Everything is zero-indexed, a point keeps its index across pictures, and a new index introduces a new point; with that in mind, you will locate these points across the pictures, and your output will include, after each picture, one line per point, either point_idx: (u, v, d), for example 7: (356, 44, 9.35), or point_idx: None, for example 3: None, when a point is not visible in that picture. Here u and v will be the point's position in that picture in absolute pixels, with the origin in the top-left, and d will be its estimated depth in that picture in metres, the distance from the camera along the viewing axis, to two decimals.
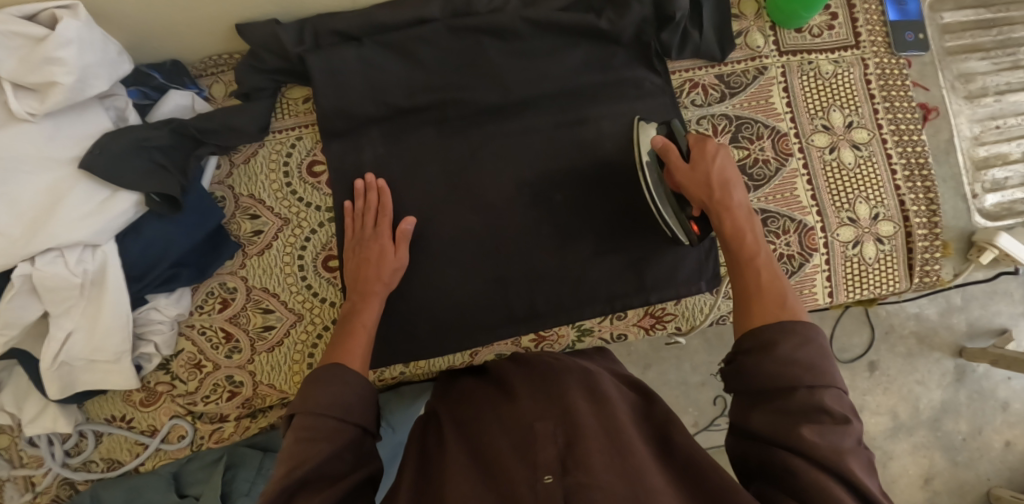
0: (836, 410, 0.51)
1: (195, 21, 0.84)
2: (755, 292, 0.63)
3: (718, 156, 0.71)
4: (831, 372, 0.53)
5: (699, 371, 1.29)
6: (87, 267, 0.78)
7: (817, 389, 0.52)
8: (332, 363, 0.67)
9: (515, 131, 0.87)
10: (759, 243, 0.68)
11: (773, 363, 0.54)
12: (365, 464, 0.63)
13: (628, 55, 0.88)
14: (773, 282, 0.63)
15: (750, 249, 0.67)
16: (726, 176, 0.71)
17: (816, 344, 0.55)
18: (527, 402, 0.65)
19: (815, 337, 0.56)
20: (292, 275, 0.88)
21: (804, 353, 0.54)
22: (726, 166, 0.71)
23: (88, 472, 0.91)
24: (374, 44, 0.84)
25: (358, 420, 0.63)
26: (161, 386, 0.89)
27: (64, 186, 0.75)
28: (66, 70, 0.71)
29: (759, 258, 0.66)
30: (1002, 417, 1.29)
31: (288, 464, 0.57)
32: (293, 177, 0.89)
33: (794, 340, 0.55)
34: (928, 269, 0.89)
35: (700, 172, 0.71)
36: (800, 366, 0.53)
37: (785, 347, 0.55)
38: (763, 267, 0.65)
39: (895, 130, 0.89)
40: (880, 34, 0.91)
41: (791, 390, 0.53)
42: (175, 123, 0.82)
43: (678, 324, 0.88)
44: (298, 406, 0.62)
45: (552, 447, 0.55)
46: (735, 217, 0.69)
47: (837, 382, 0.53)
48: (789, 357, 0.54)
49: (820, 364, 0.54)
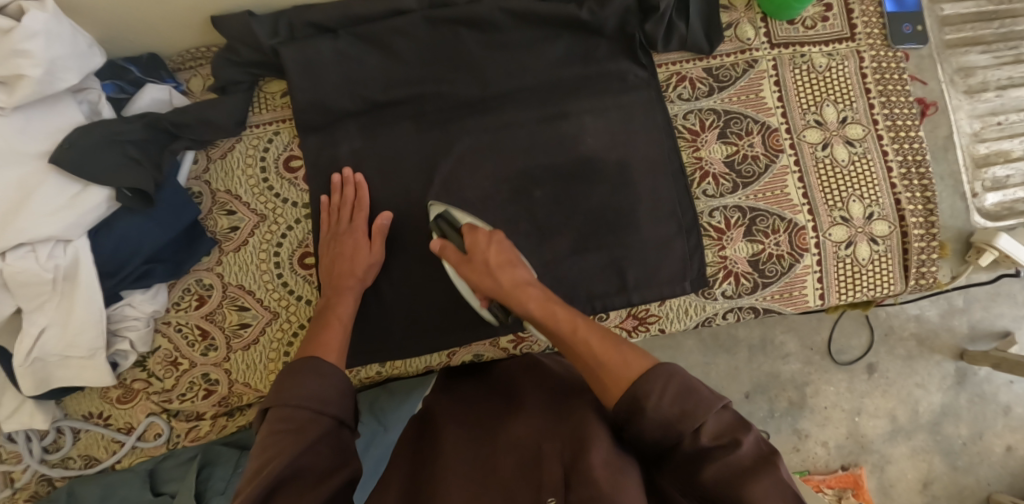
0: (721, 440, 0.49)
1: (169, 14, 0.82)
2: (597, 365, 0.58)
3: (490, 244, 0.74)
4: (702, 401, 0.51)
5: (694, 372, 1.26)
6: (58, 263, 0.76)
7: (697, 426, 0.50)
8: (308, 355, 0.66)
9: (495, 126, 0.85)
10: (570, 314, 0.66)
11: (649, 425, 0.51)
12: (349, 460, 0.60)
13: (611, 47, 0.85)
14: (600, 338, 0.61)
15: (569, 325, 0.65)
16: (502, 263, 0.72)
17: (677, 381, 0.52)
18: (535, 414, 0.62)
19: (674, 376, 0.53)
20: (267, 272, 0.86)
21: (673, 402, 0.51)
22: (501, 251, 0.74)
23: (66, 468, 0.89)
24: (349, 36, 0.83)
25: (336, 412, 0.61)
26: (137, 383, 0.87)
27: (35, 180, 0.74)
28: (33, 63, 0.70)
29: (582, 328, 0.63)
30: (1003, 422, 1.26)
31: (261, 457, 0.55)
32: (269, 172, 0.88)
33: (656, 393, 0.52)
34: (924, 271, 0.85)
35: (477, 266, 0.73)
36: (672, 417, 0.50)
37: (654, 402, 0.51)
38: (591, 337, 0.62)
39: (891, 126, 0.86)
40: (876, 26, 0.88)
41: (678, 437, 0.50)
42: (150, 117, 0.81)
43: (663, 326, 0.85)
44: (271, 399, 0.60)
45: (558, 466, 0.53)
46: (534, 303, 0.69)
47: (710, 406, 0.50)
48: (661, 411, 0.51)
49: (685, 397, 0.51)
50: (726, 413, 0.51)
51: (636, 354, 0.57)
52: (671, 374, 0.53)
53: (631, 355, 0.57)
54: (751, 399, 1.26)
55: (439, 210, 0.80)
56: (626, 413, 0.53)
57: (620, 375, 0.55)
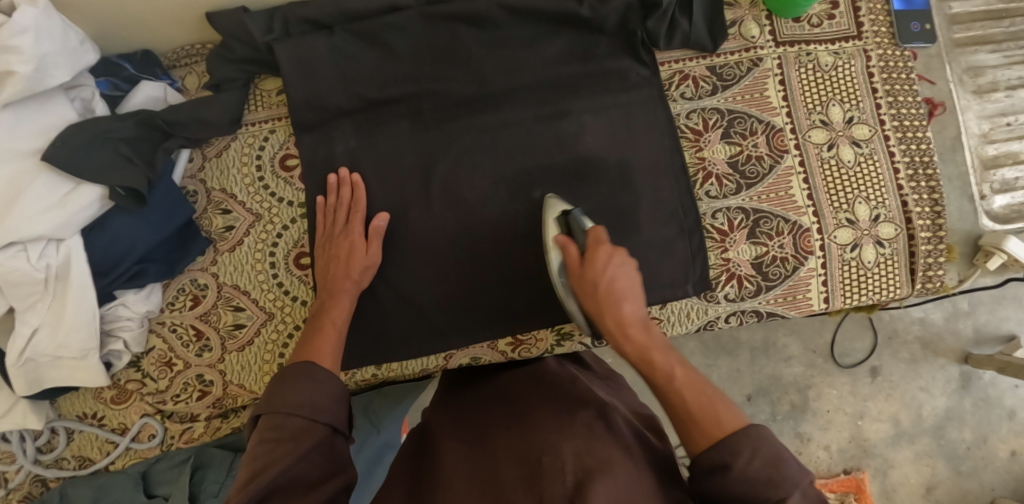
0: None
1: (162, 10, 0.81)
2: (688, 417, 0.55)
3: (611, 255, 0.65)
4: (795, 473, 0.49)
5: None
6: (50, 262, 0.75)
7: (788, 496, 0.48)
8: (301, 361, 0.64)
9: (493, 125, 0.83)
10: (674, 352, 0.60)
11: (731, 482, 0.50)
12: (342, 467, 0.59)
13: (612, 44, 0.84)
14: (700, 403, 0.55)
15: (667, 367, 0.58)
16: (621, 281, 0.63)
17: (771, 446, 0.50)
18: (540, 426, 0.60)
19: (770, 443, 0.51)
20: (263, 273, 0.85)
21: (763, 468, 0.49)
22: (621, 265, 0.65)
23: (60, 469, 0.89)
24: (345, 33, 0.81)
25: (329, 419, 0.60)
26: (131, 384, 0.86)
27: (25, 178, 0.73)
28: (22, 59, 0.69)
29: (681, 373, 0.58)
30: (1009, 427, 1.24)
31: (250, 467, 0.54)
32: (265, 171, 0.86)
33: (748, 455, 0.50)
34: (931, 274, 0.84)
35: (591, 279, 0.64)
36: (761, 483, 0.49)
37: (743, 464, 0.50)
38: (687, 387, 0.57)
39: (898, 126, 0.84)
40: (883, 24, 0.86)
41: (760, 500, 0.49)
42: (142, 114, 0.80)
43: (663, 329, 0.84)
44: (263, 406, 0.59)
45: (560, 485, 0.51)
46: (643, 333, 0.61)
47: (801, 479, 0.49)
48: (749, 473, 0.49)
49: (778, 465, 0.49)
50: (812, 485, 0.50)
51: (734, 413, 0.54)
52: (765, 438, 0.51)
53: (727, 413, 0.54)
54: (753, 402, 1.24)
55: (562, 209, 0.74)
56: (711, 466, 0.51)
57: (712, 435, 0.52)
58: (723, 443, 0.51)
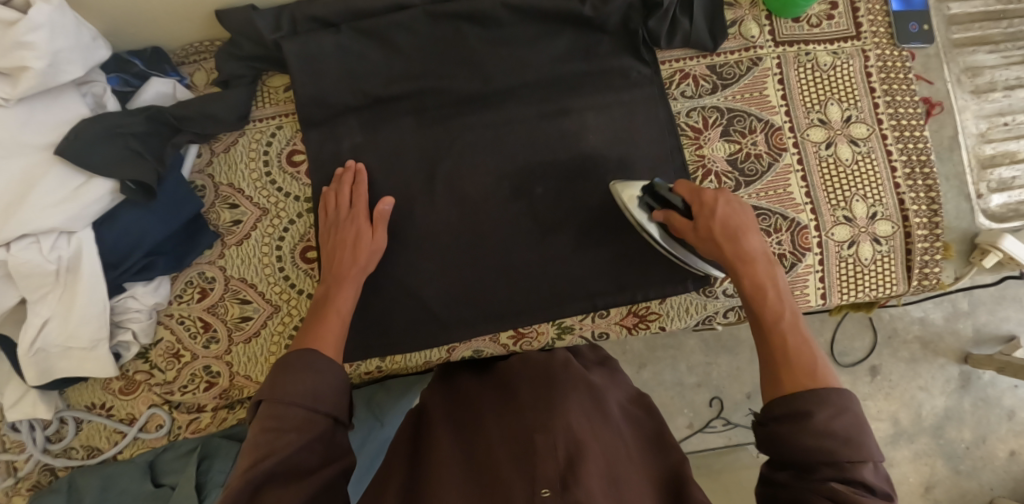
0: (874, 484, 0.50)
1: (172, 7, 0.83)
2: (789, 354, 0.59)
3: (720, 205, 0.69)
4: (869, 445, 0.52)
5: (695, 372, 1.26)
6: (61, 254, 0.77)
7: (858, 463, 0.50)
8: (303, 349, 0.65)
9: (496, 122, 0.85)
10: (786, 292, 0.64)
11: (808, 431, 0.52)
12: (337, 457, 0.61)
13: (613, 43, 0.85)
14: (800, 345, 0.59)
15: (777, 305, 0.63)
16: (734, 227, 0.68)
17: (854, 413, 0.53)
18: (533, 403, 0.65)
19: (855, 410, 0.53)
20: (269, 266, 0.87)
21: (844, 425, 0.52)
22: (737, 211, 0.69)
23: (69, 458, 0.90)
24: (352, 30, 0.83)
25: (328, 410, 0.61)
26: (139, 375, 0.88)
27: (37, 172, 0.75)
28: (36, 54, 0.70)
29: (788, 315, 0.62)
30: (1008, 426, 1.25)
31: (251, 456, 0.55)
32: (272, 166, 0.88)
33: (831, 411, 0.53)
34: (927, 272, 0.85)
35: (705, 230, 0.69)
36: (839, 440, 0.51)
37: (825, 417, 0.52)
38: (792, 330, 0.61)
39: (895, 126, 0.85)
40: (882, 25, 0.87)
41: (831, 461, 0.51)
42: (152, 109, 0.81)
43: (663, 324, 0.85)
44: (264, 393, 0.59)
45: (553, 461, 0.54)
46: (758, 271, 0.65)
47: (875, 454, 0.51)
48: (827, 428, 0.52)
49: (856, 433, 0.52)
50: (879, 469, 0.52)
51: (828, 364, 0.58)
52: (851, 404, 0.54)
53: (824, 362, 0.58)
54: (752, 399, 1.25)
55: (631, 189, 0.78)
56: (793, 411, 0.54)
57: (806, 380, 0.56)
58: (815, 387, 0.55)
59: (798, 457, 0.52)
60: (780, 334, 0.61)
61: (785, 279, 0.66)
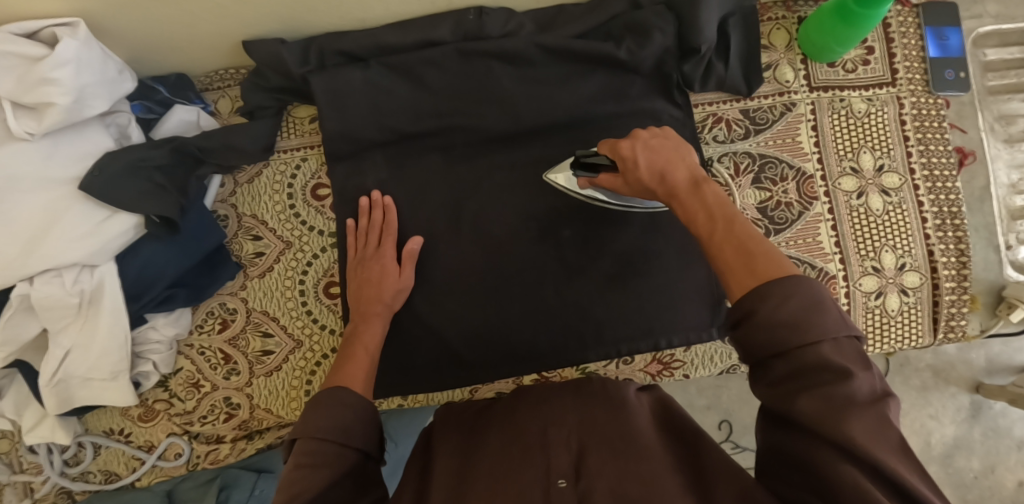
0: (834, 361, 0.40)
1: (200, 38, 0.81)
2: (723, 269, 0.49)
3: (635, 152, 0.62)
4: (824, 322, 0.42)
5: (706, 395, 1.16)
6: (83, 287, 0.76)
7: (812, 344, 0.41)
8: (333, 385, 0.62)
9: (525, 161, 0.84)
10: (720, 202, 0.53)
11: (754, 329, 0.44)
12: (366, 492, 0.57)
13: (646, 85, 0.84)
14: (736, 251, 0.49)
15: (708, 220, 0.53)
16: (652, 168, 0.60)
17: (803, 294, 0.43)
18: (546, 403, 0.65)
19: (802, 290, 0.43)
20: (292, 300, 0.86)
21: (789, 313, 0.42)
22: (654, 150, 0.61)
23: (86, 482, 0.90)
24: (381, 65, 0.82)
25: (359, 445, 0.57)
26: (159, 403, 0.88)
27: (62, 205, 0.74)
28: (62, 91, 0.69)
29: (722, 224, 0.52)
30: (1017, 457, 1.14)
31: (285, 493, 0.50)
32: (296, 199, 0.88)
33: (773, 300, 0.43)
34: (953, 324, 0.84)
35: (634, 183, 0.63)
36: (784, 329, 0.42)
37: (768, 307, 0.43)
38: (726, 238, 0.50)
39: (928, 176, 0.84)
40: (918, 71, 0.86)
41: (783, 353, 0.42)
42: (176, 141, 0.80)
43: (686, 372, 0.86)
44: (298, 430, 0.56)
45: (565, 454, 0.54)
46: (686, 197, 0.56)
47: (832, 330, 0.41)
48: (772, 321, 0.43)
49: (807, 312, 0.42)
50: (849, 342, 0.42)
51: (775, 258, 0.47)
52: (796, 285, 0.44)
53: (766, 258, 0.47)
54: None
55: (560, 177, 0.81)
56: (737, 316, 0.46)
57: (746, 281, 0.46)
58: (747, 291, 0.46)
59: (759, 354, 0.44)
60: (715, 248, 0.51)
61: (724, 191, 0.55)
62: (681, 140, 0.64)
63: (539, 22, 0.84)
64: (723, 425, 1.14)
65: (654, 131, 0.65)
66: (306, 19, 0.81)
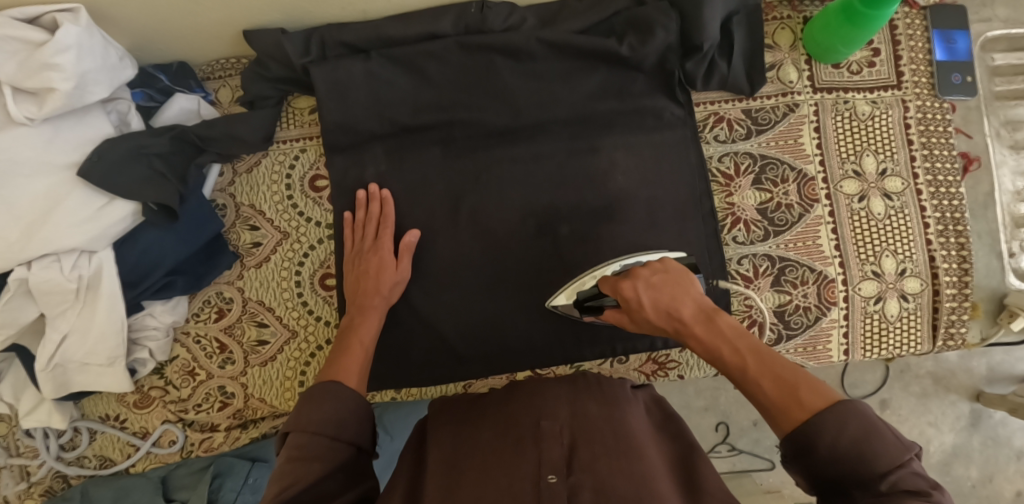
0: (905, 486, 0.42)
1: (200, 27, 0.81)
2: (768, 407, 0.50)
3: (638, 293, 0.61)
4: (890, 451, 0.43)
5: (703, 396, 1.15)
6: (82, 273, 0.76)
7: (885, 472, 0.43)
8: (327, 380, 0.61)
9: (525, 156, 0.83)
10: (739, 334, 0.55)
11: (823, 464, 0.45)
12: (357, 483, 0.57)
13: (649, 82, 0.83)
14: (779, 385, 0.50)
15: (735, 355, 0.53)
16: (662, 309, 0.59)
17: (858, 418, 0.45)
18: (541, 394, 0.64)
19: (858, 414, 0.45)
20: (288, 291, 0.86)
21: (853, 443, 0.44)
22: (654, 285, 0.61)
23: (81, 467, 0.90)
24: (381, 58, 0.82)
25: (352, 438, 0.57)
26: (154, 390, 0.88)
27: (62, 191, 0.74)
28: (64, 76, 0.69)
29: (752, 357, 0.53)
30: (1017, 467, 1.12)
31: (276, 486, 0.51)
32: (294, 189, 0.88)
33: (832, 434, 0.45)
34: (953, 332, 0.83)
35: (642, 321, 0.62)
36: (853, 461, 0.44)
37: (830, 440, 0.45)
38: (762, 372, 0.51)
39: (931, 181, 0.83)
40: (924, 74, 0.85)
41: (857, 482, 0.44)
42: (177, 130, 0.81)
43: (682, 372, 0.85)
44: (290, 423, 0.56)
45: (558, 448, 0.54)
46: (704, 335, 0.56)
47: (900, 456, 0.43)
48: (837, 453, 0.44)
49: (868, 440, 0.43)
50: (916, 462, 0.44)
51: (814, 384, 0.49)
52: (850, 409, 0.45)
53: (807, 386, 0.49)
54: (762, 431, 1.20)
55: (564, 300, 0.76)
56: (801, 451, 0.47)
57: (796, 414, 0.47)
58: (801, 425, 0.46)
59: (830, 480, 0.46)
60: (752, 384, 0.52)
61: (734, 319, 0.56)
62: (683, 269, 0.63)
63: (542, 17, 0.84)
64: (721, 427, 1.13)
65: (654, 265, 0.64)
66: (307, 9, 0.80)
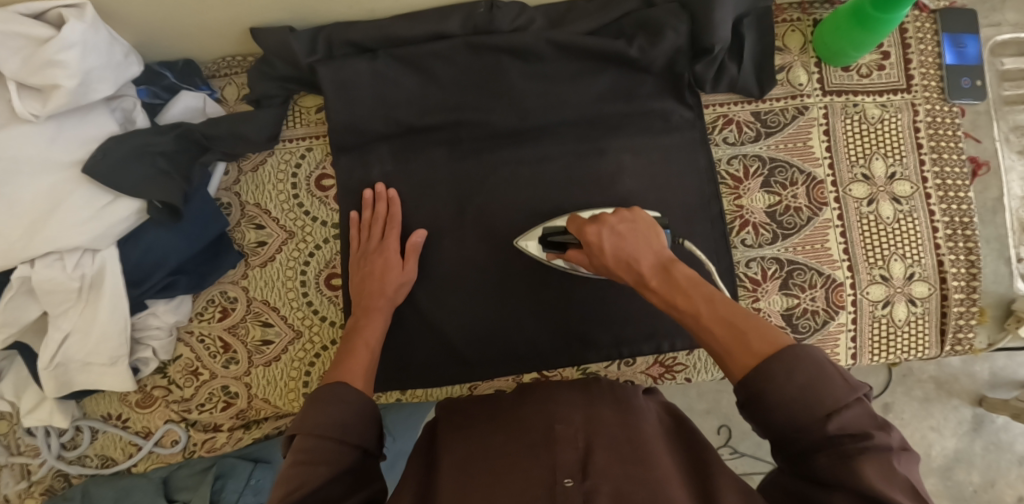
0: (852, 428, 0.43)
1: (207, 24, 0.80)
2: (720, 353, 0.49)
3: (601, 239, 0.62)
4: (836, 393, 0.43)
5: (706, 399, 1.14)
6: (84, 271, 0.76)
7: (830, 414, 0.42)
8: (334, 381, 0.61)
9: (533, 158, 0.83)
10: (694, 283, 0.53)
11: (772, 410, 0.44)
12: (365, 487, 0.56)
13: (658, 84, 0.83)
14: (730, 331, 0.49)
15: (689, 302, 0.52)
16: (623, 258, 0.59)
17: (806, 365, 0.44)
18: (554, 400, 0.64)
19: (806, 361, 0.44)
20: (293, 291, 0.86)
21: (800, 388, 0.43)
22: (618, 232, 0.62)
23: (83, 466, 0.89)
24: (389, 57, 0.81)
25: (358, 442, 0.56)
26: (157, 390, 0.87)
27: (66, 188, 0.73)
28: (68, 73, 0.68)
29: (705, 304, 0.51)
30: (1019, 472, 1.12)
31: (282, 489, 0.50)
32: (300, 189, 0.87)
33: (779, 379, 0.44)
34: (961, 337, 0.82)
35: (605, 269, 0.63)
36: (799, 405, 0.43)
37: (779, 385, 0.44)
38: (715, 319, 0.50)
39: (940, 185, 0.83)
40: (933, 78, 0.85)
41: (801, 427, 0.44)
42: (182, 128, 0.80)
43: (689, 376, 0.84)
44: (298, 425, 0.55)
45: (572, 452, 0.53)
46: (659, 285, 0.55)
47: (845, 398, 0.43)
48: (784, 399, 0.44)
49: (816, 385, 0.43)
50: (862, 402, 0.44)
51: (764, 331, 0.48)
52: (800, 356, 0.45)
53: (757, 334, 0.47)
54: None
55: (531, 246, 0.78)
56: (747, 397, 0.46)
57: (747, 360, 0.46)
58: (750, 371, 0.46)
59: (785, 435, 0.45)
60: (705, 332, 0.51)
61: (691, 269, 0.55)
62: (650, 222, 0.64)
63: (551, 17, 0.83)
64: (723, 430, 1.13)
65: (622, 213, 0.65)
66: (314, 8, 0.80)
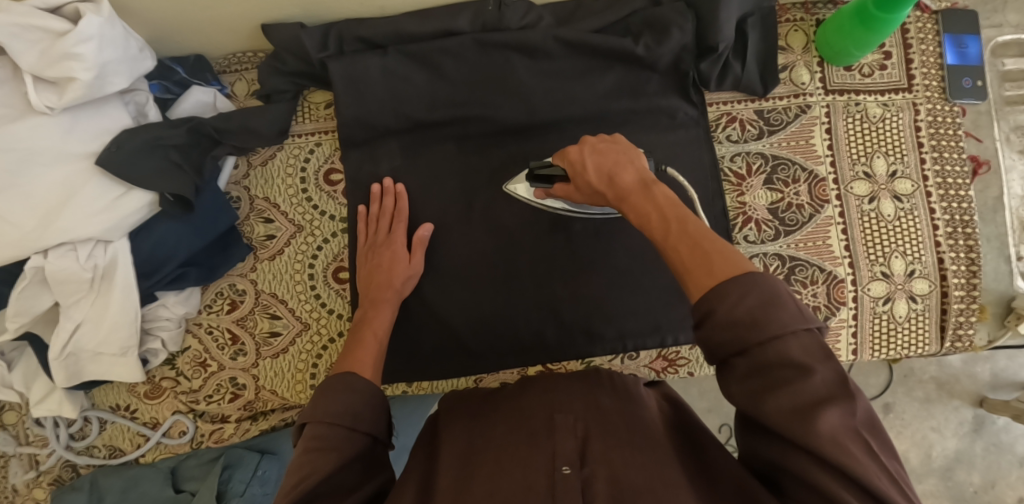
0: (795, 358, 0.41)
1: (220, 20, 0.82)
2: (682, 272, 0.49)
3: (583, 159, 0.64)
4: (781, 318, 0.42)
5: (708, 398, 1.15)
6: (97, 262, 0.77)
7: (775, 341, 0.41)
8: (343, 371, 0.62)
9: (538, 153, 0.84)
10: (671, 205, 0.54)
11: (718, 330, 0.44)
12: (374, 475, 0.57)
13: (663, 82, 0.84)
14: (696, 252, 0.48)
15: (661, 222, 0.53)
16: (604, 173, 0.61)
17: (759, 291, 0.43)
18: (554, 391, 0.64)
19: (761, 286, 0.43)
20: (301, 284, 0.87)
21: (747, 310, 0.42)
22: (602, 155, 0.63)
23: (91, 456, 0.90)
24: (398, 54, 0.82)
25: (368, 430, 0.57)
26: (166, 381, 0.88)
27: (80, 180, 0.74)
28: (84, 66, 0.70)
29: (676, 225, 0.51)
30: (1019, 473, 1.13)
31: (294, 476, 0.51)
32: (309, 183, 0.89)
33: (731, 299, 0.43)
34: (961, 334, 0.83)
35: (585, 188, 0.65)
36: (743, 326, 0.42)
37: (728, 306, 0.43)
38: (681, 239, 0.50)
39: (940, 184, 0.84)
40: (935, 78, 0.86)
41: (744, 350, 0.43)
42: (193, 122, 0.81)
43: (692, 370, 0.85)
44: (307, 414, 0.56)
45: (571, 441, 0.54)
46: (637, 201, 0.56)
47: (790, 325, 0.41)
48: (732, 319, 0.43)
49: (766, 309, 0.42)
50: (810, 335, 0.42)
51: (729, 254, 0.47)
52: (756, 283, 0.43)
53: (722, 257, 0.47)
54: None
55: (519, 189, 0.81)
56: (696, 316, 0.46)
57: (704, 281, 0.46)
58: (706, 291, 0.45)
59: (733, 362, 0.44)
60: (672, 251, 0.50)
61: (672, 191, 0.56)
62: (631, 145, 0.65)
63: (558, 16, 0.85)
64: (725, 429, 1.14)
65: (604, 137, 0.67)
66: (326, 4, 0.81)
